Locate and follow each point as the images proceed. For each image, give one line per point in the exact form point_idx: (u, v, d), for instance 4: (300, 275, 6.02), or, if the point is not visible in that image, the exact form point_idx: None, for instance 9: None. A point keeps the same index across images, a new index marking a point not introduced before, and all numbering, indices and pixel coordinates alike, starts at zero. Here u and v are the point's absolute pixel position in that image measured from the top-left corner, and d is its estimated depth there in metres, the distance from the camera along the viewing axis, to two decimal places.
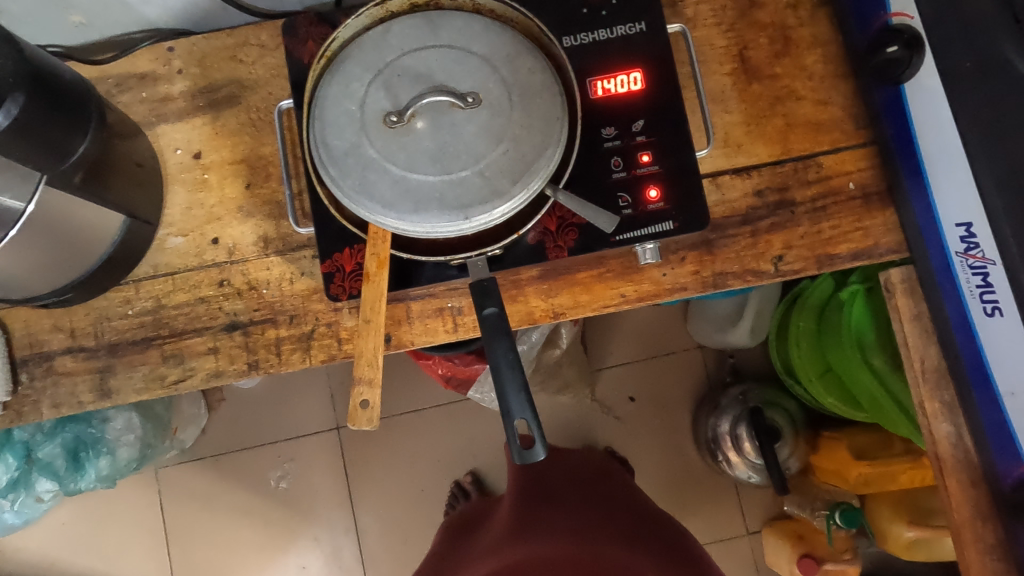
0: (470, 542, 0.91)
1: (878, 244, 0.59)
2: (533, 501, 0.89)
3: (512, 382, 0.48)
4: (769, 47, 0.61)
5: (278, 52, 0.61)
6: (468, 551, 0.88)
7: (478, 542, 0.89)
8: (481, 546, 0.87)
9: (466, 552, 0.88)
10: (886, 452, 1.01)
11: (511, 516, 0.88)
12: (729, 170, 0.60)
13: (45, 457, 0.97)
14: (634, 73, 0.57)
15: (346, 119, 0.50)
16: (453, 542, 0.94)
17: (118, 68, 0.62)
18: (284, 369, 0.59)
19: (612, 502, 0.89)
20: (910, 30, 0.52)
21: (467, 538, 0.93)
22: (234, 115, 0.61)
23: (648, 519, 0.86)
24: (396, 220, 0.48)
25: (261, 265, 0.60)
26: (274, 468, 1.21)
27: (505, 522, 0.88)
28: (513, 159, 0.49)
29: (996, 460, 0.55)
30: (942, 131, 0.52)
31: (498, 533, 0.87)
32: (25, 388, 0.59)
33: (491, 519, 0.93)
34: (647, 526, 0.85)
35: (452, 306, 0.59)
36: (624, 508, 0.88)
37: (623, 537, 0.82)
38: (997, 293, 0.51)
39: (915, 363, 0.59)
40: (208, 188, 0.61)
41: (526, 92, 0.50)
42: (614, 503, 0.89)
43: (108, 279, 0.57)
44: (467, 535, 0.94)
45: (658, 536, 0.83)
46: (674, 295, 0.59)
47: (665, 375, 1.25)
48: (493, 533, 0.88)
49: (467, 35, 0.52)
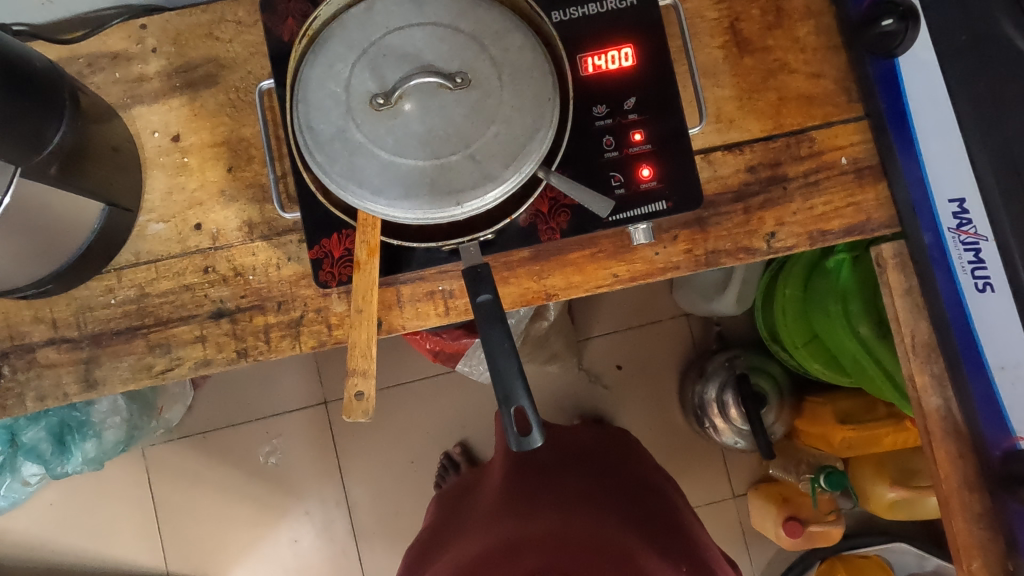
0: (468, 506, 0.91)
1: (870, 218, 0.58)
2: (529, 469, 0.89)
3: (508, 368, 0.48)
4: (761, 18, 0.60)
5: (256, 29, 0.59)
6: (466, 515, 0.88)
7: (476, 506, 0.88)
8: (478, 512, 0.86)
9: (464, 517, 0.88)
10: (869, 416, 1.04)
11: (507, 484, 0.88)
12: (721, 146, 0.59)
13: (29, 441, 0.97)
14: (624, 49, 0.56)
15: (331, 102, 0.49)
16: (449, 511, 0.93)
17: (90, 47, 0.59)
18: (274, 356, 0.58)
19: (608, 472, 0.89)
20: (907, 3, 0.51)
21: (463, 504, 0.93)
22: (212, 95, 0.59)
23: (644, 489, 0.87)
24: (387, 207, 0.47)
25: (246, 251, 0.58)
26: (262, 444, 1.21)
27: (501, 489, 0.87)
28: (504, 142, 0.48)
29: (985, 432, 0.56)
30: (935, 106, 0.52)
31: (493, 500, 0.86)
32: (7, 380, 0.58)
33: (488, 485, 0.93)
34: (645, 496, 0.85)
35: (443, 290, 0.58)
36: (620, 476, 0.88)
37: (620, 505, 0.80)
38: (989, 269, 0.52)
39: (906, 337, 0.59)
40: (189, 171, 0.59)
41: (516, 72, 0.49)
42: (610, 472, 0.89)
43: (89, 268, 0.56)
44: (462, 503, 0.93)
45: (656, 507, 0.83)
46: (667, 274, 0.58)
47: (652, 343, 1.26)
48: (489, 498, 0.87)
49: (453, 11, 0.50)
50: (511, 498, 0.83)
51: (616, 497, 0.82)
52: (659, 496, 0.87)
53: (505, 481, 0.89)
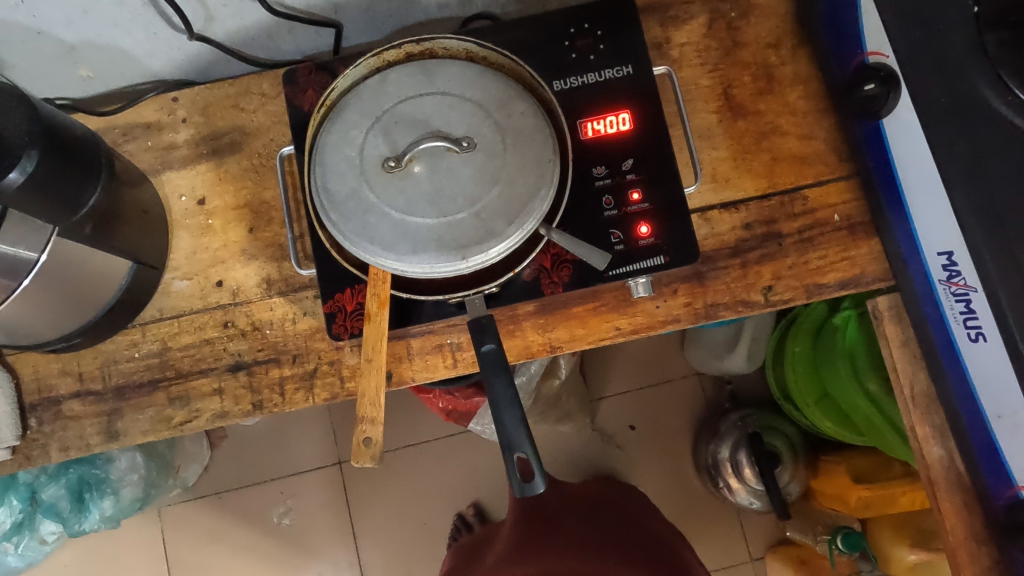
0: (480, 557, 0.94)
1: (864, 272, 0.60)
2: (536, 517, 0.93)
3: (511, 417, 0.49)
4: (753, 85, 0.63)
5: (278, 100, 0.63)
6: (477, 566, 0.91)
7: (487, 556, 0.92)
8: (489, 561, 0.89)
9: (475, 568, 0.91)
10: (884, 475, 1.02)
11: (519, 532, 0.91)
12: (718, 205, 0.61)
13: (48, 499, 0.97)
14: (622, 114, 0.59)
15: (346, 165, 0.52)
16: (462, 563, 0.97)
17: (125, 118, 0.64)
18: (288, 409, 0.60)
19: (616, 529, 0.92)
20: (887, 68, 0.55)
21: (475, 555, 0.96)
22: (237, 161, 0.63)
23: (652, 542, 0.90)
24: (396, 262, 0.50)
25: (264, 306, 0.61)
26: (277, 505, 1.22)
27: (514, 538, 0.90)
28: (508, 201, 0.51)
29: (988, 483, 0.55)
30: (920, 161, 0.54)
31: (505, 549, 0.89)
32: (34, 432, 0.60)
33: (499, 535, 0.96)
34: (649, 547, 0.88)
35: (452, 343, 0.60)
36: (629, 533, 0.91)
37: (625, 557, 0.84)
38: (980, 319, 0.52)
39: (905, 388, 0.61)
40: (213, 233, 0.62)
41: (519, 136, 0.52)
42: (618, 529, 0.92)
43: (115, 323, 0.59)
44: (476, 553, 0.96)
45: (664, 556, 0.86)
46: (668, 327, 0.60)
47: (665, 402, 1.27)
48: (500, 548, 0.91)
49: (461, 82, 0.54)
50: (519, 545, 0.88)
51: (622, 550, 0.86)
52: (666, 546, 0.90)
53: (513, 530, 0.92)
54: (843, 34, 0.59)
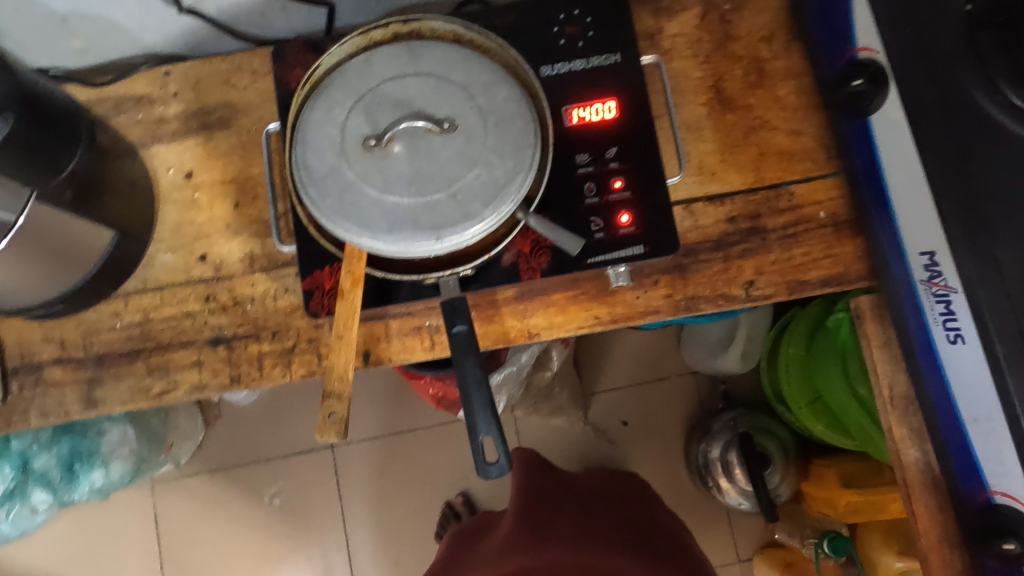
0: (482, 541, 0.96)
1: (848, 271, 0.60)
2: (540, 509, 0.95)
3: (479, 399, 0.49)
4: (744, 78, 0.63)
5: (268, 78, 0.64)
6: (478, 552, 0.94)
7: (488, 543, 0.94)
8: (489, 548, 0.92)
9: (479, 550, 0.94)
10: (874, 480, 1.02)
11: (520, 519, 0.93)
12: (703, 198, 0.61)
13: (40, 468, 0.99)
14: (608, 102, 0.59)
15: (327, 142, 0.52)
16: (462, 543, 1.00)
17: (117, 90, 0.64)
18: (266, 384, 0.61)
19: (622, 525, 0.93)
20: (876, 64, 0.54)
21: (476, 539, 0.99)
22: (225, 137, 0.63)
23: (655, 538, 0.91)
24: (372, 240, 0.50)
25: (246, 282, 0.61)
26: (268, 485, 1.22)
27: (515, 525, 0.93)
28: (486, 184, 0.51)
29: (962, 488, 0.55)
30: (907, 159, 0.53)
31: (505, 535, 0.92)
32: (15, 397, 0.61)
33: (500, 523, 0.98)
34: (657, 545, 0.89)
35: (430, 325, 0.60)
36: (633, 529, 0.92)
37: (627, 546, 0.88)
38: (959, 321, 0.51)
39: (884, 390, 0.60)
40: (198, 207, 0.63)
41: (501, 120, 0.52)
42: (625, 526, 0.93)
43: (98, 293, 0.60)
44: (477, 537, 0.99)
45: (667, 547, 0.89)
46: (647, 318, 0.60)
47: (658, 399, 1.26)
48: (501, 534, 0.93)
49: (446, 63, 0.54)
50: (524, 534, 0.90)
51: (626, 540, 0.89)
52: (672, 541, 0.91)
53: (516, 517, 0.95)
54: (835, 29, 0.58)
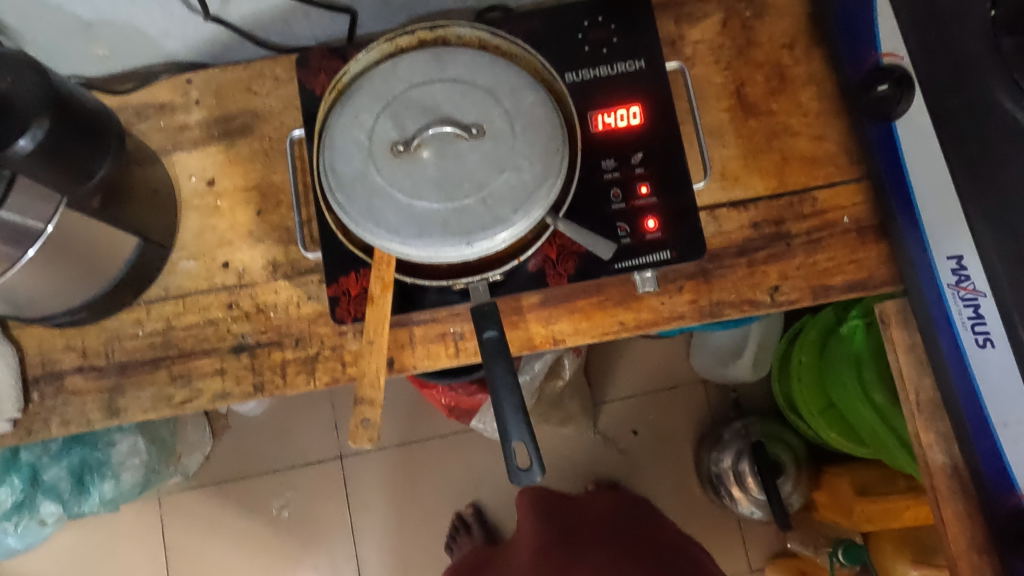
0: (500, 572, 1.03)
1: (872, 276, 0.60)
2: (557, 543, 1.01)
3: (510, 404, 0.49)
4: (765, 84, 0.63)
5: (291, 85, 0.64)
6: None
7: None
8: None
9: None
10: (890, 488, 1.00)
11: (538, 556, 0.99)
12: (726, 203, 0.61)
13: (49, 479, 0.98)
14: (633, 108, 0.59)
15: (354, 148, 0.52)
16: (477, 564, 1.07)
17: (138, 98, 0.64)
18: (289, 392, 0.60)
19: (634, 553, 0.98)
20: (901, 69, 0.54)
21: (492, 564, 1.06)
22: (247, 144, 0.63)
23: (670, 560, 0.96)
24: (401, 245, 0.50)
25: (269, 289, 0.61)
26: (277, 496, 1.22)
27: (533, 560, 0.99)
28: (515, 188, 0.50)
29: (992, 493, 0.54)
30: (933, 164, 0.53)
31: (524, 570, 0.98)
32: (35, 405, 0.60)
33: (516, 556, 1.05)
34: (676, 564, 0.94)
35: (454, 332, 0.60)
36: (647, 557, 0.96)
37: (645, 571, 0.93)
38: (988, 325, 0.51)
39: (910, 394, 0.60)
40: (220, 214, 0.63)
41: (529, 125, 0.52)
42: (639, 554, 0.97)
43: (120, 300, 0.59)
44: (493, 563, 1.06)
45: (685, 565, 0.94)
46: (671, 324, 0.60)
47: (669, 408, 1.26)
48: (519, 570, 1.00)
49: (473, 69, 0.54)
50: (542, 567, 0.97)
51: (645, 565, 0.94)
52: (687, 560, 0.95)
53: (533, 555, 1.00)
54: (858, 34, 0.58)
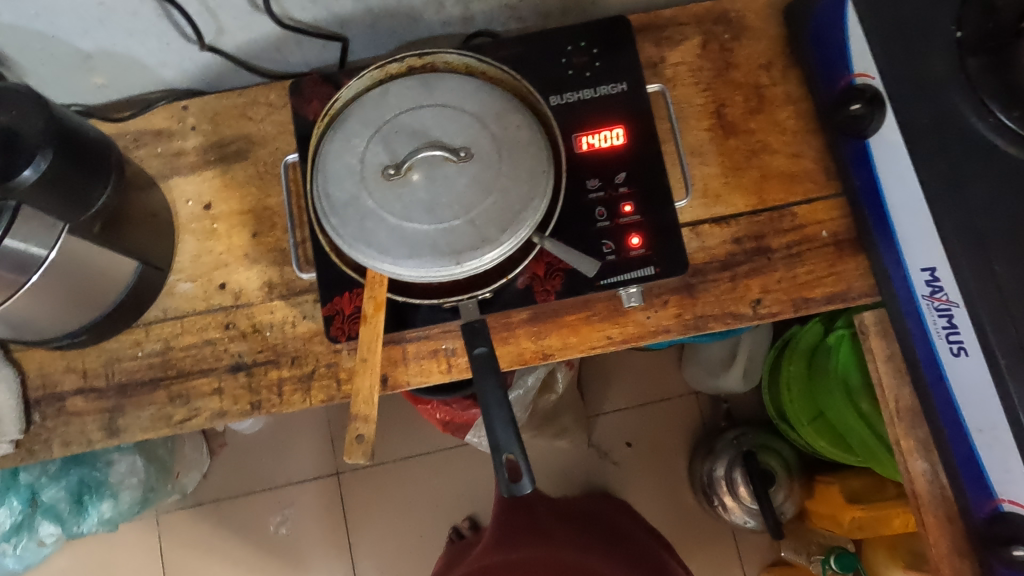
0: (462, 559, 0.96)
1: (851, 287, 0.61)
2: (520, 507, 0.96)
3: (500, 418, 0.51)
4: (744, 104, 0.65)
5: (284, 110, 0.66)
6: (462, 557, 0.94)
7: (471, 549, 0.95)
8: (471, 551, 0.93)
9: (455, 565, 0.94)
10: (878, 495, 1.02)
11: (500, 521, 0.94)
12: (708, 220, 0.63)
13: (48, 500, 0.99)
14: (616, 129, 0.62)
15: (346, 172, 0.54)
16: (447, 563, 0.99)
17: (135, 125, 0.66)
18: (286, 410, 0.61)
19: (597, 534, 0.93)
20: (871, 89, 0.56)
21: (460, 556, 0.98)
22: (242, 168, 0.65)
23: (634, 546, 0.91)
24: (392, 265, 0.52)
25: (265, 309, 0.63)
26: (274, 513, 1.22)
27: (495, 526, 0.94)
28: (501, 209, 0.52)
29: (969, 497, 0.56)
30: (904, 180, 0.55)
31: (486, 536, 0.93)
32: (37, 426, 0.62)
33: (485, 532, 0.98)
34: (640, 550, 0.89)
35: (447, 348, 0.61)
36: (607, 537, 0.92)
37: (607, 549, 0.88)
38: (961, 334, 0.53)
39: (890, 402, 0.62)
40: (217, 237, 0.64)
41: (515, 148, 0.54)
42: (599, 535, 0.93)
43: (119, 322, 0.61)
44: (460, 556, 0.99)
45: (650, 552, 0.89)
46: (658, 337, 0.61)
47: (661, 420, 1.27)
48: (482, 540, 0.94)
49: (460, 94, 0.56)
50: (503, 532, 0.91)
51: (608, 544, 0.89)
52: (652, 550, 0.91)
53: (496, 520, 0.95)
54: (832, 55, 0.60)
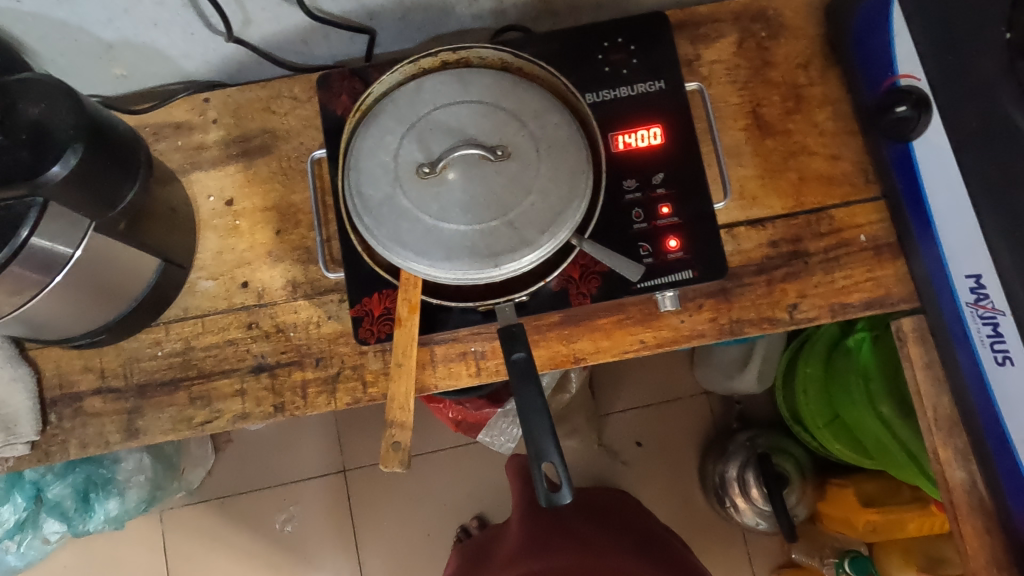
0: (485, 561, 0.93)
1: (890, 293, 0.60)
2: (543, 513, 0.95)
3: (540, 425, 0.50)
4: (782, 104, 0.64)
5: (310, 104, 0.64)
6: (485, 563, 0.92)
7: (495, 555, 0.93)
8: (495, 557, 0.91)
9: (483, 568, 0.91)
10: (894, 499, 1.01)
11: (527, 531, 0.92)
12: (744, 222, 0.62)
13: (53, 497, 0.97)
14: (653, 128, 0.61)
15: (380, 170, 0.52)
16: (471, 561, 0.97)
17: (155, 117, 0.64)
18: (310, 412, 0.60)
19: (619, 532, 0.92)
20: (918, 91, 0.54)
21: (485, 553, 0.96)
22: (266, 163, 0.63)
23: (653, 543, 0.90)
24: (429, 267, 0.50)
25: (289, 308, 0.61)
26: (279, 511, 1.21)
27: (522, 536, 0.92)
28: (541, 210, 0.51)
29: (1011, 508, 0.55)
30: (951, 185, 0.53)
31: (512, 546, 0.91)
32: (54, 427, 0.60)
33: (505, 536, 0.97)
34: (659, 548, 0.89)
35: (475, 351, 0.60)
36: (630, 535, 0.91)
37: (631, 548, 0.87)
38: (1007, 343, 0.51)
39: (928, 411, 0.60)
40: (239, 234, 0.62)
41: (554, 147, 0.52)
42: (619, 532, 0.92)
43: (140, 321, 0.59)
44: (482, 555, 0.96)
45: (669, 550, 0.89)
46: (692, 341, 0.60)
47: (673, 420, 1.26)
48: (507, 547, 0.92)
49: (496, 91, 0.54)
50: (530, 540, 0.90)
51: (631, 543, 0.89)
52: (670, 546, 0.90)
53: (522, 526, 0.94)
54: (874, 56, 0.59)
